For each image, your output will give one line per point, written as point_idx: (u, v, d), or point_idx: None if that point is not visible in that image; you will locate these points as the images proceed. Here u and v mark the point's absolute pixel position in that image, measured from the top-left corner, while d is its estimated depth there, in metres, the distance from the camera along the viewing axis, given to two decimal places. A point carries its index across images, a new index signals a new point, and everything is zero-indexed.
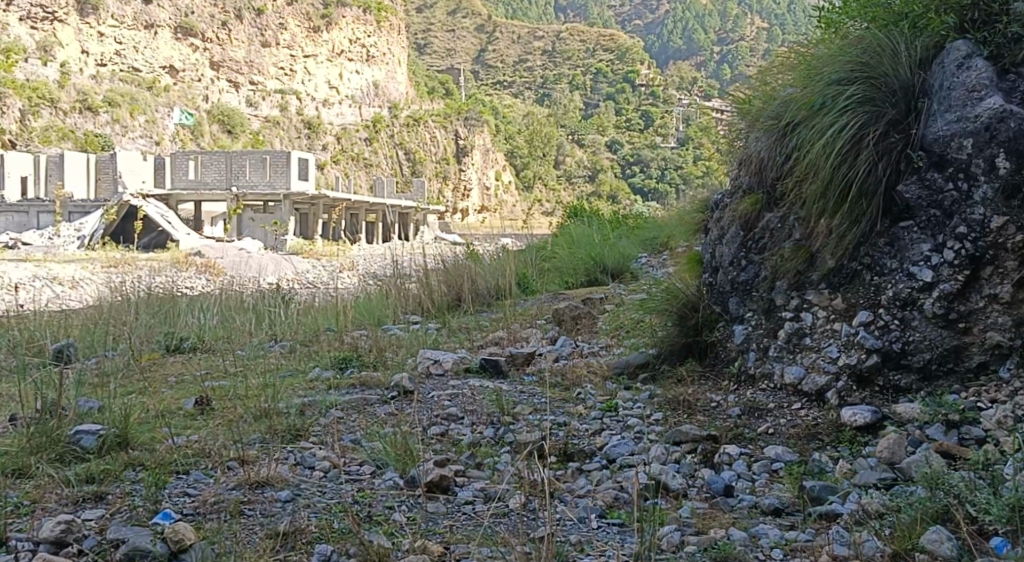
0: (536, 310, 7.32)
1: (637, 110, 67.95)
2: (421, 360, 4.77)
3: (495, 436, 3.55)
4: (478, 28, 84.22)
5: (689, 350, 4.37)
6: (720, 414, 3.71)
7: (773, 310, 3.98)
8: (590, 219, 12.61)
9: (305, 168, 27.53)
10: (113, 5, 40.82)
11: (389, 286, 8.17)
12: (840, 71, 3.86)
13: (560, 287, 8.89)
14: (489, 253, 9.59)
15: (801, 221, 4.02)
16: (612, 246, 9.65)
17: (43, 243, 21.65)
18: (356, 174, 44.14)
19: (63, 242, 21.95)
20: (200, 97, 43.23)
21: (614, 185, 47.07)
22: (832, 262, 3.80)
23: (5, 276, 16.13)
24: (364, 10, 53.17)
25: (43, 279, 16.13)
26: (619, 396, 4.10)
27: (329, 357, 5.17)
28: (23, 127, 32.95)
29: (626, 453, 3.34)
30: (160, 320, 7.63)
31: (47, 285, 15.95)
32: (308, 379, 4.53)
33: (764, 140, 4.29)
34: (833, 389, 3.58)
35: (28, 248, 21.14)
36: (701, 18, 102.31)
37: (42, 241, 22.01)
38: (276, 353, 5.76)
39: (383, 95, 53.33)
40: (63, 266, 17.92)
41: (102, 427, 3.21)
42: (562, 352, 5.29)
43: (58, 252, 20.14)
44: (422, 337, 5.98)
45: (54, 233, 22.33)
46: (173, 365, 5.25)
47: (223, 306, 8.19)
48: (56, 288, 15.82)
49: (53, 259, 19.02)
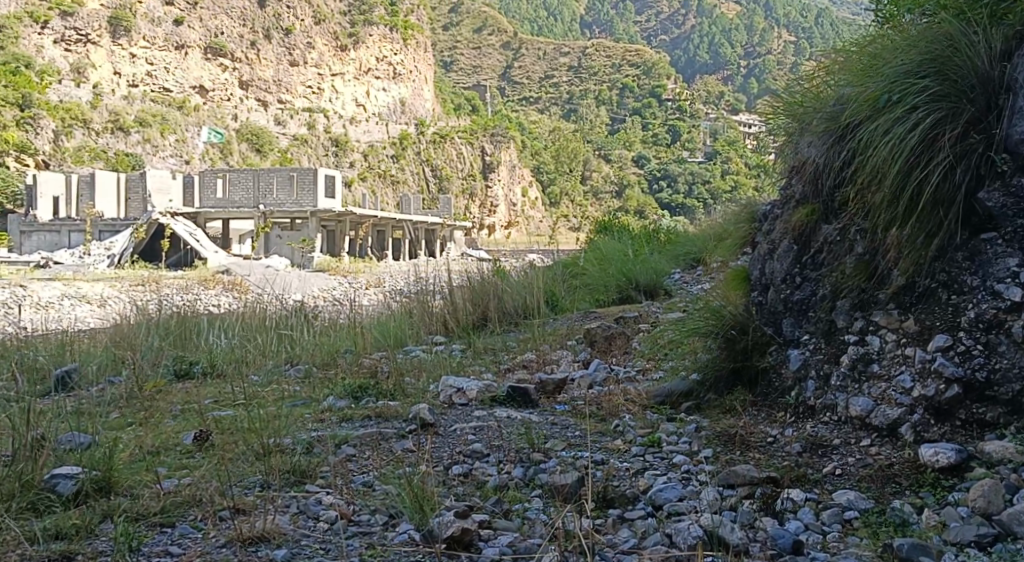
0: (566, 330, 6.90)
1: (664, 125, 67.40)
2: (443, 388, 4.38)
3: (525, 478, 3.16)
4: (504, 46, 84.28)
5: (739, 378, 3.95)
6: (776, 451, 3.31)
7: (834, 334, 3.57)
8: (621, 233, 12.26)
9: (332, 185, 27.17)
10: (144, 26, 41.23)
11: (412, 304, 7.79)
12: (906, 65, 3.47)
13: (590, 305, 8.51)
14: (517, 269, 9.21)
15: (862, 233, 3.62)
16: (644, 263, 9.26)
17: (73, 262, 21.53)
18: (383, 191, 43.91)
19: (93, 261, 21.77)
20: (229, 116, 43.34)
21: (641, 200, 46.45)
22: (902, 279, 3.39)
23: (35, 295, 16.08)
24: (391, 28, 53.14)
25: (72, 298, 16.10)
26: (663, 429, 3.69)
27: (344, 384, 4.77)
28: (57, 147, 33.02)
29: (675, 499, 2.93)
30: (174, 343, 7.30)
31: (75, 305, 15.72)
32: (322, 409, 4.17)
33: (819, 145, 3.90)
34: (907, 423, 3.16)
35: (59, 267, 20.98)
36: (728, 32, 101.47)
37: (72, 260, 21.91)
38: (290, 379, 5.39)
39: (409, 112, 53.15)
40: (92, 285, 17.68)
41: (82, 470, 2.89)
42: (597, 378, 4.89)
43: (87, 271, 19.99)
44: (446, 361, 5.60)
45: (85, 252, 22.22)
46: (180, 395, 4.90)
47: (244, 325, 7.86)
48: (83, 308, 15.59)
49: (83, 277, 18.81)
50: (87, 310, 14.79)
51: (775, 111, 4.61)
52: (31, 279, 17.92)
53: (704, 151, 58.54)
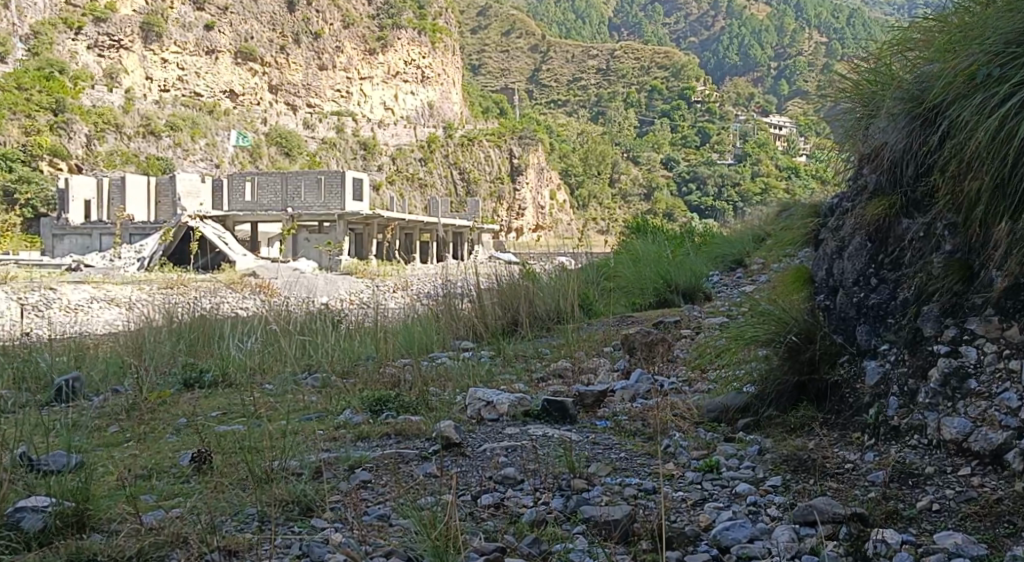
0: (603, 336, 6.45)
1: (693, 127, 66.66)
2: (472, 401, 3.96)
3: (567, 511, 2.73)
4: (532, 49, 83.71)
5: (806, 392, 3.50)
6: (857, 479, 2.87)
7: (920, 343, 3.13)
8: (655, 233, 11.80)
9: (360, 188, 26.97)
10: (176, 31, 41.33)
11: (437, 308, 7.39)
12: (1009, 33, 3.03)
13: (626, 309, 8.08)
14: (550, 271, 8.78)
15: (954, 228, 3.18)
16: (682, 264, 8.81)
17: (103, 265, 21.40)
18: (412, 194, 43.70)
19: (123, 264, 21.60)
20: (259, 120, 43.28)
21: (670, 202, 45.69)
22: (1003, 282, 2.95)
23: (65, 297, 15.92)
24: (419, 31, 52.71)
25: (101, 301, 15.98)
26: (719, 451, 3.26)
27: (364, 395, 4.38)
28: (89, 152, 33.05)
29: (744, 540, 2.51)
30: (188, 346, 6.93)
31: (104, 309, 15.56)
32: (337, 425, 3.77)
33: (900, 128, 3.46)
34: (1015, 450, 2.71)
35: (89, 270, 20.83)
36: (758, 33, 100.39)
37: (103, 263, 21.80)
38: (307, 391, 5.01)
39: (438, 115, 52.66)
40: (121, 288, 17.41)
41: (51, 502, 2.52)
42: (640, 389, 4.45)
43: (116, 274, 19.81)
44: (473, 370, 5.20)
45: (114, 255, 22.12)
46: (186, 407, 4.52)
47: (264, 330, 7.46)
48: (112, 311, 15.50)
49: (112, 280, 18.64)
50: (115, 313, 14.60)
51: (837, 98, 4.19)
52: (61, 281, 17.73)
53: (734, 153, 57.57)
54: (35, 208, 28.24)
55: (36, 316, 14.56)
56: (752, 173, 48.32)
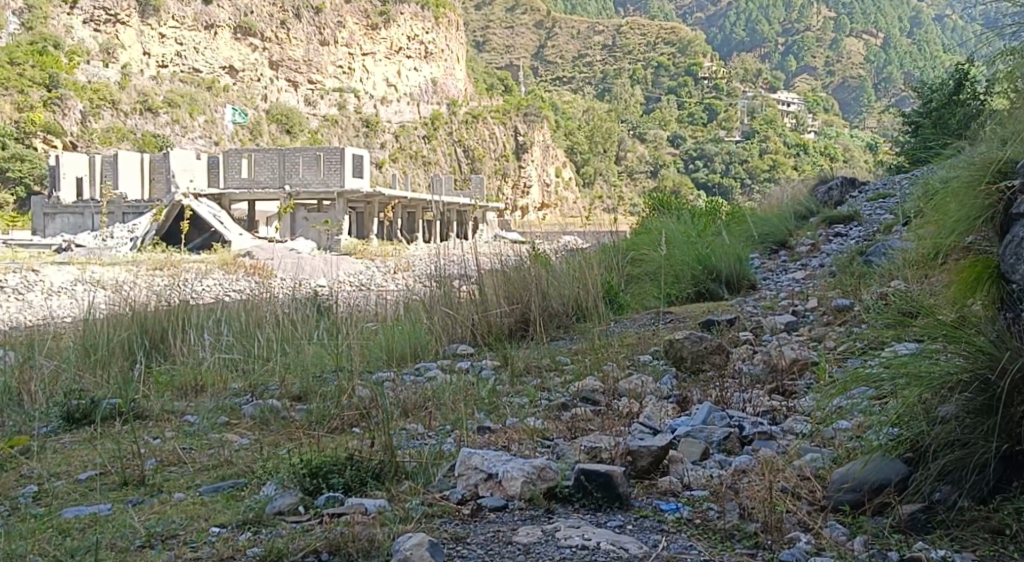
0: (641, 340, 4.99)
1: (700, 103, 64.51)
2: (463, 466, 2.53)
3: None
4: (536, 25, 81.28)
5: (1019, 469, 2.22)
6: None
7: None
8: (678, 205, 10.13)
9: (359, 165, 25.34)
10: (173, 5, 39.59)
11: (430, 297, 5.90)
12: None
13: (658, 303, 6.61)
14: (563, 252, 7.25)
15: None
16: (719, 242, 7.26)
17: (94, 244, 19.73)
18: (415, 172, 42.19)
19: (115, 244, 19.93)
20: (259, 96, 41.60)
21: (678, 178, 43.83)
22: None
23: (46, 280, 14.34)
24: (422, 6, 50.07)
25: (86, 283, 14.38)
26: None
27: (304, 448, 2.96)
28: (84, 129, 31.45)
29: None
30: (119, 328, 5.40)
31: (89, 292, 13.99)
32: (253, 511, 2.38)
33: None
34: None
35: (80, 250, 19.13)
36: (765, 9, 97.42)
37: (94, 241, 20.16)
38: (233, 435, 3.52)
39: (441, 92, 50.35)
40: (108, 268, 15.71)
41: None
42: (716, 435, 3.03)
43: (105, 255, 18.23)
44: (476, 397, 3.76)
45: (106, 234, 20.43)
46: (38, 463, 3.05)
47: (220, 315, 5.89)
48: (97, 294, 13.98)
49: (101, 260, 17.11)
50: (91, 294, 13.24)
51: None
52: (44, 262, 16.06)
53: (742, 132, 55.83)
54: (28, 187, 26.98)
55: (14, 301, 13.15)
56: (761, 151, 46.76)
